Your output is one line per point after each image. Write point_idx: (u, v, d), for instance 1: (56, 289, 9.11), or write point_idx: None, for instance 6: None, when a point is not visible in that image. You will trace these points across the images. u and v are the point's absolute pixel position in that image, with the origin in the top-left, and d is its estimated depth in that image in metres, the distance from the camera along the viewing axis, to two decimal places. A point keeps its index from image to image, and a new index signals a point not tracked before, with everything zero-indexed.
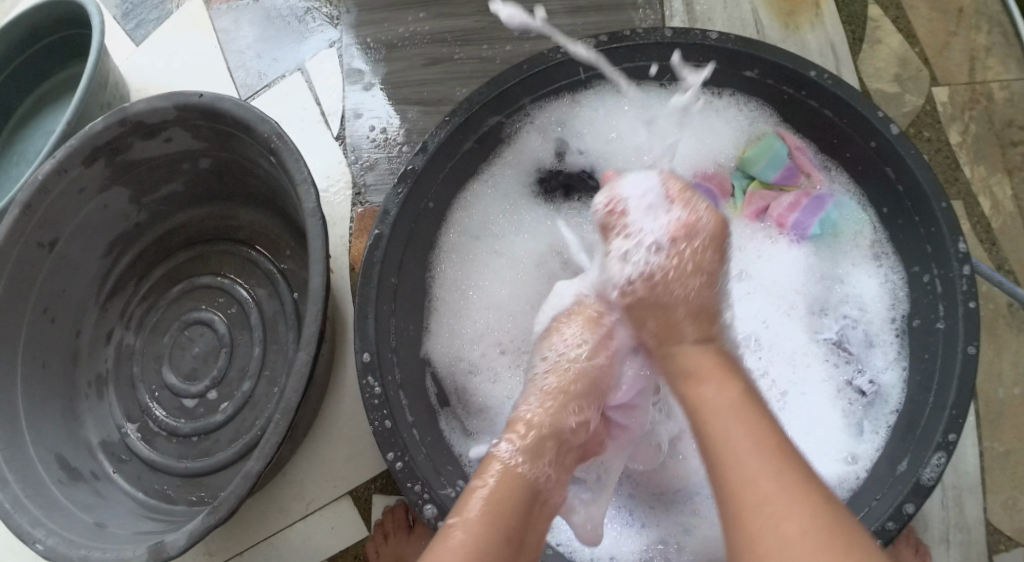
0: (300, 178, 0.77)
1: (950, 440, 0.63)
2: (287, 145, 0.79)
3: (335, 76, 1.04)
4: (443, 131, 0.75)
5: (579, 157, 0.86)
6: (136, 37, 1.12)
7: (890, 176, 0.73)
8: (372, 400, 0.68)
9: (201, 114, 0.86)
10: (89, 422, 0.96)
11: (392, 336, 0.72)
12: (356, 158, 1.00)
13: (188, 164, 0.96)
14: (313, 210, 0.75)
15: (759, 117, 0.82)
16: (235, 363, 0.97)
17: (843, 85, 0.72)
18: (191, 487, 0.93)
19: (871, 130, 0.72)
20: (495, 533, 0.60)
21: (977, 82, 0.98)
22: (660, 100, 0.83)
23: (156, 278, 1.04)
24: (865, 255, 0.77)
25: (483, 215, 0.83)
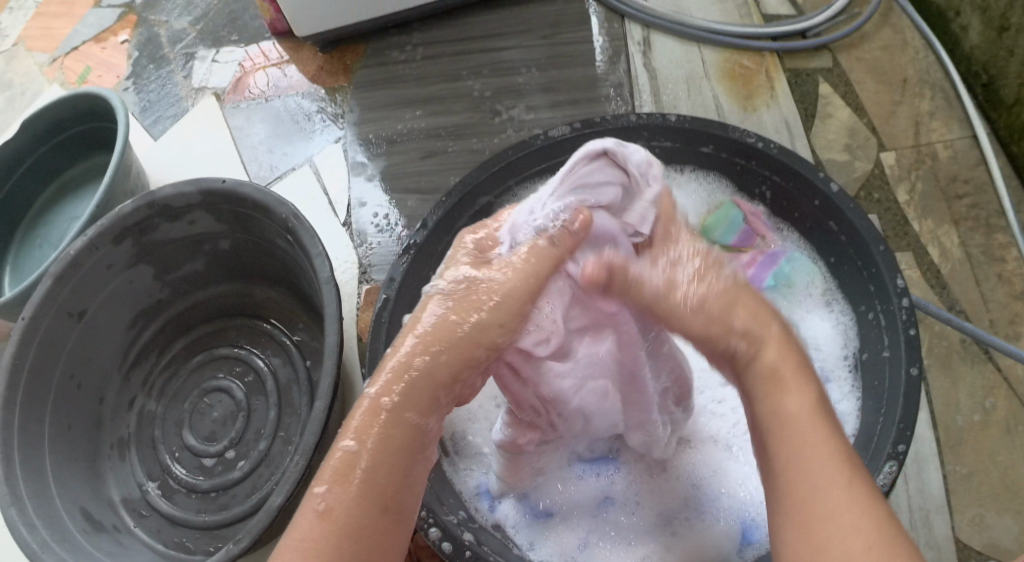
0: (315, 251, 0.86)
1: (900, 450, 0.70)
2: (303, 224, 0.89)
3: (341, 169, 1.15)
4: (441, 207, 0.86)
5: None
6: (154, 131, 1.24)
7: (833, 229, 0.82)
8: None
9: (223, 197, 0.96)
10: (111, 480, 1.03)
11: None
12: (362, 243, 1.09)
13: (209, 245, 1.06)
14: (327, 278, 0.84)
15: (717, 188, 0.92)
16: (251, 426, 1.04)
17: (787, 152, 0.83)
18: (208, 539, 0.99)
19: (814, 189, 0.82)
20: (369, 497, 0.58)
21: (922, 144, 1.09)
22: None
23: (176, 350, 1.12)
24: (816, 301, 0.86)
25: None
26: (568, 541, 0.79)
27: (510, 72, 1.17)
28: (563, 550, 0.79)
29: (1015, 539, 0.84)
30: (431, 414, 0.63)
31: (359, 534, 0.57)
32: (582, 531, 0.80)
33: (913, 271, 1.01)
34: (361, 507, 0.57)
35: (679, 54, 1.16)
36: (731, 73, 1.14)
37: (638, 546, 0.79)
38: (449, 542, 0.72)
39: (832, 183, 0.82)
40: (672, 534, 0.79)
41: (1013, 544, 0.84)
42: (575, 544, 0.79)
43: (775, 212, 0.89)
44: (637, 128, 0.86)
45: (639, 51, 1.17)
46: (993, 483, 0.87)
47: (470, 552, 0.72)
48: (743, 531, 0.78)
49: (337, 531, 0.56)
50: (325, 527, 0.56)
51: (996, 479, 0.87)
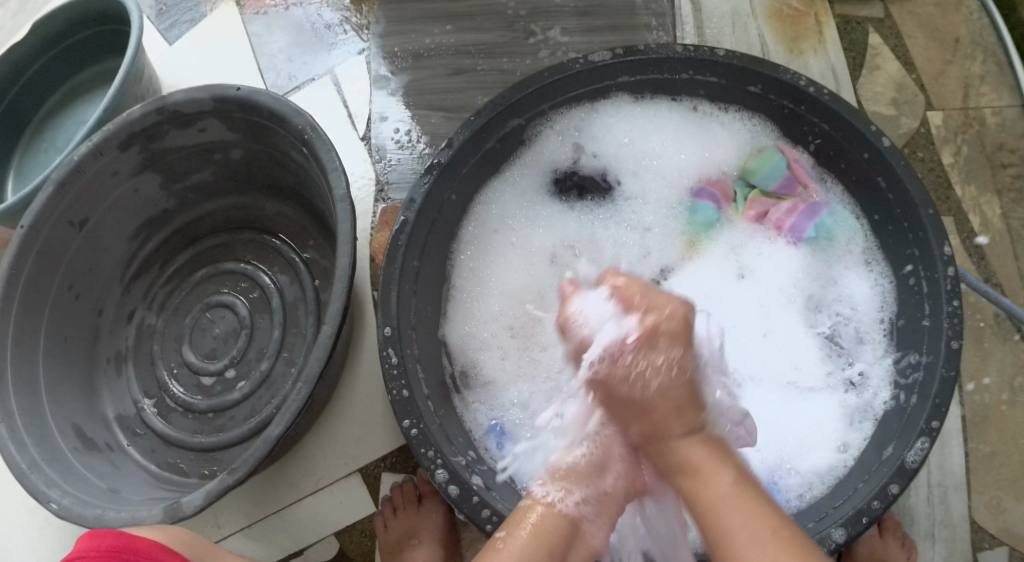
0: (332, 166, 0.82)
1: (933, 427, 0.68)
2: (320, 136, 0.84)
3: (362, 82, 1.09)
4: (468, 128, 0.80)
5: (593, 161, 0.90)
6: (170, 36, 1.19)
7: (880, 185, 0.78)
8: (391, 370, 0.71)
9: (237, 106, 0.91)
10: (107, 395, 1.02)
11: (412, 314, 0.76)
12: (381, 158, 1.04)
13: (220, 155, 1.01)
14: (343, 196, 0.80)
15: (762, 131, 0.87)
16: (254, 344, 1.01)
17: (840, 100, 0.79)
18: (204, 461, 0.98)
19: (864, 141, 0.78)
20: (542, 547, 0.65)
21: (970, 108, 1.04)
22: (671, 110, 0.89)
23: (180, 263, 1.09)
24: (857, 260, 0.82)
25: (502, 209, 0.88)
26: None
27: None
28: None
29: None
30: (602, 504, 0.69)
31: (554, 552, 0.66)
32: None
33: (952, 239, 0.97)
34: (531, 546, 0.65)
35: None
36: (780, 13, 1.08)
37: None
38: (456, 487, 0.69)
39: (884, 136, 0.77)
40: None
41: None
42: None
43: (820, 163, 0.85)
44: (684, 60, 0.82)
45: None
46: (1012, 466, 0.86)
47: (478, 497, 0.69)
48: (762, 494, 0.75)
49: (525, 543, 0.65)
50: (530, 540, 0.65)
51: (1016, 461, 0.86)
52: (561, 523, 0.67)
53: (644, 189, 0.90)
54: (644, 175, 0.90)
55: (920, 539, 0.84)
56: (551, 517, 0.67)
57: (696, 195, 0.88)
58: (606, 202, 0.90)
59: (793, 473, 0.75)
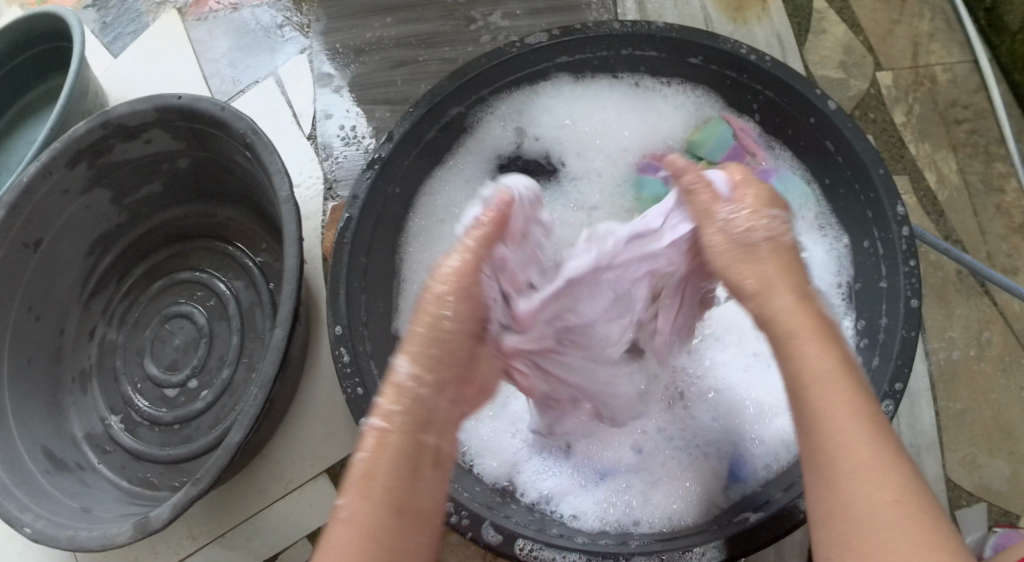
0: (275, 168, 0.80)
1: (897, 390, 0.66)
2: (261, 139, 0.82)
3: (306, 80, 1.08)
4: (409, 119, 0.80)
5: (536, 144, 0.91)
6: (114, 49, 1.17)
7: (828, 148, 0.78)
8: (344, 368, 0.70)
9: (181, 114, 0.89)
10: (74, 413, 0.99)
11: (362, 311, 0.74)
12: (328, 156, 1.03)
13: (168, 165, 0.99)
14: (287, 197, 0.78)
15: (705, 103, 0.88)
16: (214, 352, 0.98)
17: (782, 67, 0.78)
18: (174, 473, 0.96)
19: (808, 106, 0.77)
20: (382, 504, 0.54)
21: (920, 66, 1.03)
22: (613, 86, 0.89)
23: (137, 275, 1.06)
24: (811, 225, 0.81)
25: (448, 198, 0.88)
26: (549, 480, 0.76)
27: None
28: (546, 489, 0.75)
29: (1004, 479, 0.84)
30: (435, 428, 0.58)
31: (402, 511, 0.54)
32: (568, 476, 0.76)
33: (909, 198, 0.97)
34: (372, 508, 0.53)
35: None
36: None
37: (612, 478, 0.76)
38: None
39: (829, 100, 0.77)
40: (645, 468, 0.76)
41: (1002, 486, 0.84)
42: (533, 472, 0.77)
43: (767, 130, 0.85)
44: (621, 37, 0.83)
45: None
46: (985, 421, 0.86)
47: None
48: (732, 468, 0.75)
49: (379, 515, 0.53)
50: (365, 497, 0.54)
51: (987, 416, 0.86)
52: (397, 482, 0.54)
53: (588, 168, 0.91)
54: (588, 155, 0.91)
55: None
56: (384, 460, 0.55)
57: (642, 170, 0.90)
58: (552, 183, 0.91)
59: (758, 443, 0.75)
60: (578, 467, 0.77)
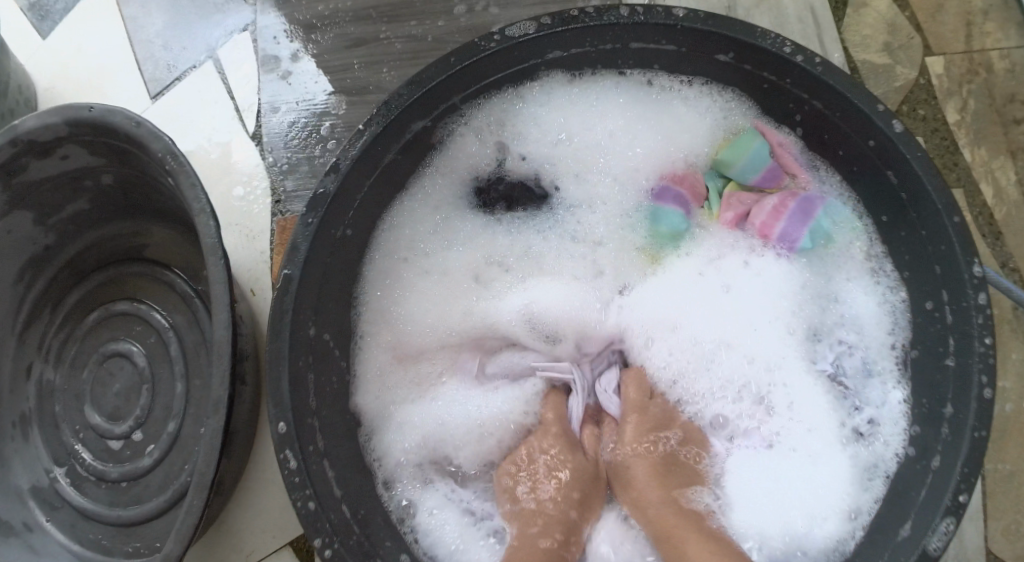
0: (198, 207, 0.65)
1: (960, 505, 0.60)
2: (183, 167, 0.66)
3: (249, 65, 0.92)
4: (360, 140, 0.67)
5: (522, 164, 0.81)
6: (44, 29, 0.97)
7: (889, 179, 0.68)
8: (291, 477, 0.57)
9: (95, 129, 0.74)
10: (17, 467, 0.87)
11: (310, 396, 0.62)
12: (275, 160, 0.89)
13: (91, 181, 0.84)
14: (215, 244, 0.64)
15: (735, 110, 0.78)
16: (158, 401, 0.87)
17: (836, 75, 0.67)
18: (128, 536, 0.85)
19: (869, 127, 0.67)
20: None
21: (974, 51, 0.88)
22: (622, 88, 0.79)
23: (72, 304, 0.92)
24: (859, 269, 0.75)
25: (410, 235, 0.79)
26: None
27: None
28: None
29: None
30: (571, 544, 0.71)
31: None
32: None
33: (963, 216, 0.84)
34: None
35: None
36: None
37: None
38: None
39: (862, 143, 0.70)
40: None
41: None
42: None
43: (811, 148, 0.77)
44: (627, 26, 0.70)
45: None
46: None
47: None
48: None
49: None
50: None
51: None
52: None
53: (587, 194, 0.81)
54: (588, 179, 0.81)
55: None
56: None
57: (658, 197, 0.80)
58: (542, 211, 0.81)
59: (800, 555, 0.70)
60: None
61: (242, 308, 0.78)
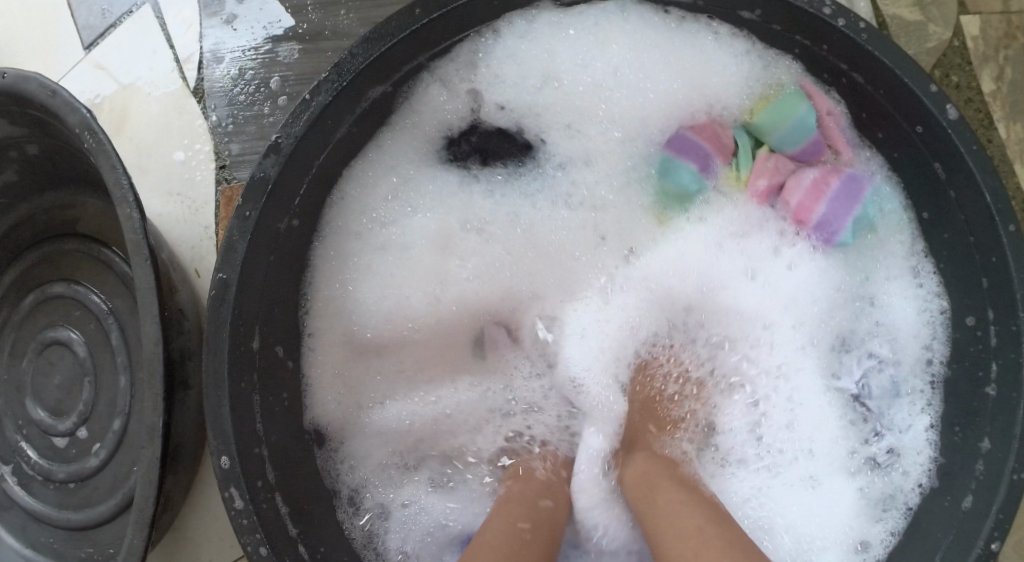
0: (121, 195, 0.55)
1: (993, 552, 0.58)
2: (102, 146, 0.56)
3: (190, 9, 0.79)
4: (304, 115, 0.58)
5: (499, 114, 0.73)
6: None
7: (937, 172, 0.63)
8: (240, 518, 0.56)
9: (12, 99, 0.63)
10: None
11: (257, 419, 0.59)
12: (219, 120, 0.78)
13: (16, 152, 0.74)
14: (139, 242, 0.55)
15: (781, 67, 0.70)
16: (102, 395, 0.79)
17: (886, 48, 0.59)
18: (79, 541, 0.79)
19: (920, 111, 0.60)
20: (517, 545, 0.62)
21: (1013, 11, 0.79)
22: (628, 14, 0.70)
23: (6, 286, 0.84)
24: (900, 276, 0.71)
25: (362, 200, 0.72)
26: None
27: None
28: None
29: None
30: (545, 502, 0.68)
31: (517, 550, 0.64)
32: None
33: None
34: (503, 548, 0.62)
35: None
36: None
37: None
38: None
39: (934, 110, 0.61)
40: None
41: None
42: None
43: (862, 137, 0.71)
44: None
45: None
46: None
47: None
48: None
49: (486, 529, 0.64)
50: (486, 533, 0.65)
51: None
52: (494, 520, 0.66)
53: (585, 148, 0.75)
54: (585, 131, 0.74)
55: None
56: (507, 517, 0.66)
57: (679, 150, 0.73)
58: (527, 163, 0.75)
59: None
60: None
61: (183, 294, 0.68)
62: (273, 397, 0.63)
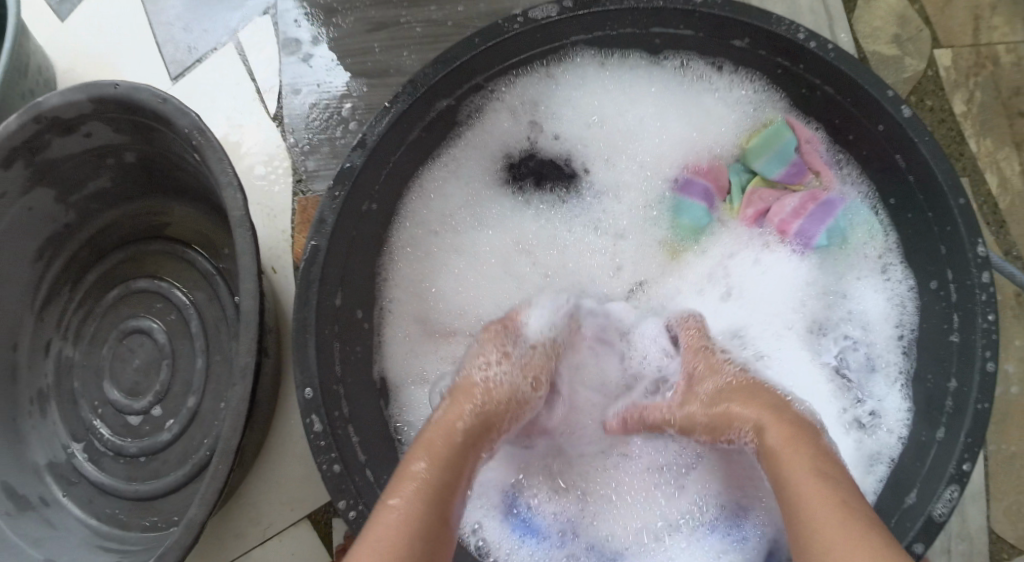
0: (226, 179, 0.66)
1: (963, 473, 0.65)
2: (210, 142, 0.67)
3: (270, 48, 0.92)
4: (385, 118, 0.69)
5: (555, 143, 0.85)
6: (60, 12, 0.97)
7: (898, 163, 0.72)
8: (317, 442, 0.64)
9: (120, 105, 0.74)
10: (35, 443, 0.89)
11: (336, 363, 0.69)
12: (296, 141, 0.90)
13: (114, 158, 0.85)
14: (242, 218, 0.65)
15: (767, 101, 0.82)
16: (178, 376, 0.89)
17: (846, 59, 0.70)
18: (144, 511, 0.87)
19: (880, 111, 0.70)
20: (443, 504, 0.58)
21: (981, 44, 0.90)
22: (653, 77, 0.83)
23: (90, 284, 0.94)
24: (871, 267, 0.80)
25: (442, 206, 0.84)
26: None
27: None
28: None
29: None
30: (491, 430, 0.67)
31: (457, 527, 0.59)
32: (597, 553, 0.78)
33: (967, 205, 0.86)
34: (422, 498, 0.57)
35: None
36: None
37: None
38: None
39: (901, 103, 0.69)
40: (665, 549, 0.78)
41: None
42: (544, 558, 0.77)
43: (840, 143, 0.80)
44: (650, 11, 0.73)
45: None
46: None
47: None
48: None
49: (427, 504, 0.57)
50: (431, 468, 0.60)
51: None
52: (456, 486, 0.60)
53: (616, 181, 0.85)
54: (617, 163, 0.85)
55: (935, 555, 0.76)
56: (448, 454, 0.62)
57: (684, 189, 0.84)
58: (572, 191, 0.85)
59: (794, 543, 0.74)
60: (590, 547, 0.78)
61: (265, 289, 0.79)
62: (351, 350, 0.72)
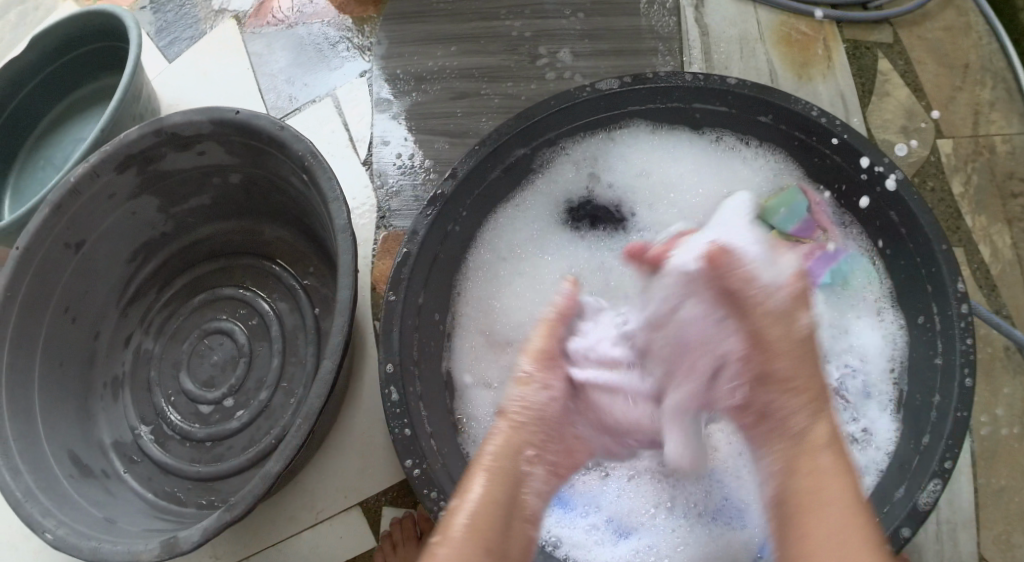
0: (332, 196, 0.80)
1: (945, 469, 0.74)
2: (321, 164, 0.82)
3: (364, 105, 1.08)
4: (475, 156, 0.86)
5: (608, 191, 0.97)
6: (169, 54, 1.14)
7: (892, 218, 0.84)
8: (392, 409, 0.78)
9: (237, 130, 0.88)
10: (104, 422, 0.99)
11: (415, 349, 0.82)
12: (383, 184, 1.03)
13: (219, 178, 0.99)
14: (343, 228, 0.79)
15: (784, 170, 0.93)
16: (252, 373, 1.00)
17: (852, 132, 0.84)
18: (202, 490, 0.96)
19: (876, 174, 0.83)
20: (478, 546, 0.61)
21: (980, 135, 1.03)
22: (691, 143, 0.95)
23: (179, 287, 1.07)
24: (870, 305, 0.88)
25: (511, 237, 0.94)
26: (573, 531, 0.78)
27: (551, 16, 1.10)
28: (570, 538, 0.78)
29: None
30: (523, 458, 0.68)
31: (492, 549, 0.62)
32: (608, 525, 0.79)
33: (962, 270, 0.97)
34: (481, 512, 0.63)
35: (733, 13, 1.09)
36: (788, 38, 1.07)
37: (634, 538, 0.79)
38: None
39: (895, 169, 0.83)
40: (670, 529, 0.79)
41: None
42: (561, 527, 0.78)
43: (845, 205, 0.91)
44: (692, 88, 0.88)
45: (691, 5, 1.09)
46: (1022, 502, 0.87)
47: None
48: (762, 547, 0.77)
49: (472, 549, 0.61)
50: (478, 508, 0.63)
51: None
52: (495, 518, 0.63)
53: (656, 221, 0.96)
54: (658, 207, 0.96)
55: None
56: (484, 502, 0.64)
57: None
58: (619, 231, 0.96)
59: None
60: (605, 520, 0.79)
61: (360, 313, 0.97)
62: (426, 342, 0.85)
